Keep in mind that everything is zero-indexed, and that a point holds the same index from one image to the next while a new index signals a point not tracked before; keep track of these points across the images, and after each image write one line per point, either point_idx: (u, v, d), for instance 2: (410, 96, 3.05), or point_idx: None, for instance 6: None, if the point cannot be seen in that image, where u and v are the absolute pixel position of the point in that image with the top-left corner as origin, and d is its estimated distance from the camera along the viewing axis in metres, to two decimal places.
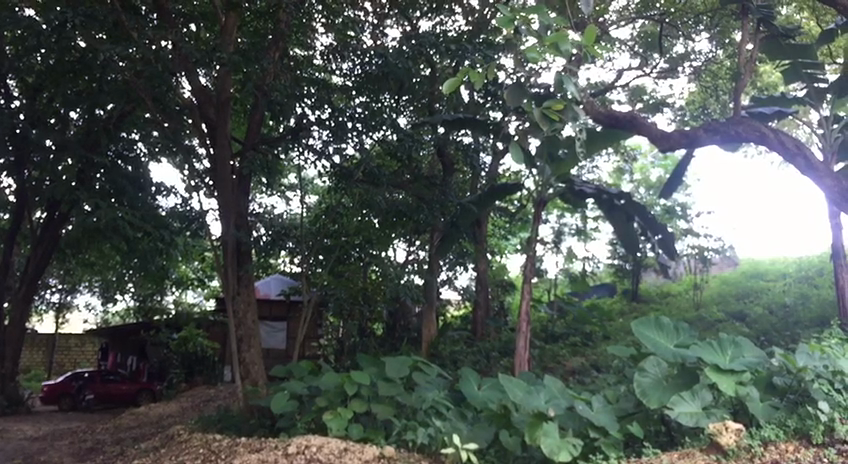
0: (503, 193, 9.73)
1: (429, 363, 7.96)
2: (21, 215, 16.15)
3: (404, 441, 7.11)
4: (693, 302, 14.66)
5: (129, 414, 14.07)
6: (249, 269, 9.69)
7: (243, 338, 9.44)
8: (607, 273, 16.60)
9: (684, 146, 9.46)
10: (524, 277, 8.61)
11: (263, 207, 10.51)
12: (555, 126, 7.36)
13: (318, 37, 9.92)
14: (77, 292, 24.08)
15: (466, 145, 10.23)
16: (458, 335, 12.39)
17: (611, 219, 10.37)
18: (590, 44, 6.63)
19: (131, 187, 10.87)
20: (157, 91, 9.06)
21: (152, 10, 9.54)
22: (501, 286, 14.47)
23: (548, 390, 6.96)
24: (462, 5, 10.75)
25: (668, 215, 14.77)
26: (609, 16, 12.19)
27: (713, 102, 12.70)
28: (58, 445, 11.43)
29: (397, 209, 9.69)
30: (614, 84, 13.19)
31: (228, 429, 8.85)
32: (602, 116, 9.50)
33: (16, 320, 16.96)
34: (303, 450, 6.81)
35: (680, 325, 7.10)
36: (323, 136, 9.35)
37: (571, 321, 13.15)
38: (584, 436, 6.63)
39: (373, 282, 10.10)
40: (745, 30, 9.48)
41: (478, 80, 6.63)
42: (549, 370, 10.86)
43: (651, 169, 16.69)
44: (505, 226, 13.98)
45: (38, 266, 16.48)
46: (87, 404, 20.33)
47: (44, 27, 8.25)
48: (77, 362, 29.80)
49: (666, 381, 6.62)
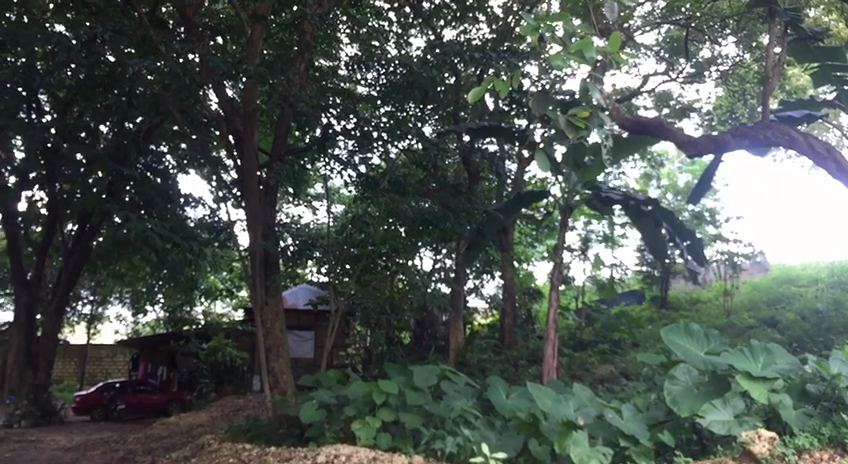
0: (528, 201, 9.78)
1: (457, 373, 7.99)
2: (53, 227, 16.35)
3: (433, 450, 7.07)
4: (725, 308, 14.44)
5: (159, 424, 14.16)
6: (277, 279, 9.69)
7: (272, 349, 9.48)
8: (636, 280, 16.50)
9: (713, 151, 9.56)
10: (552, 284, 8.59)
11: (289, 217, 10.20)
12: (581, 133, 7.44)
13: (343, 47, 10.25)
14: (108, 303, 24.36)
15: (491, 153, 10.37)
16: (486, 342, 12.40)
17: (639, 224, 10.27)
18: (614, 51, 6.60)
19: (161, 199, 10.72)
20: (185, 103, 9.19)
21: (179, 24, 9.99)
22: (528, 293, 14.38)
23: (577, 398, 6.92)
24: (486, 14, 10.97)
25: (697, 222, 14.48)
26: (634, 23, 12.26)
27: (741, 107, 12.66)
28: (90, 455, 11.56)
29: (423, 219, 9.55)
30: (640, 89, 13.12)
31: (257, 439, 8.82)
32: (629, 122, 9.70)
33: (48, 333, 17.31)
34: (332, 459, 6.84)
35: (711, 331, 7.05)
36: (349, 147, 9.23)
37: (600, 328, 13.05)
38: (614, 444, 6.63)
39: (400, 291, 10.23)
40: (773, 33, 9.45)
41: (502, 89, 6.72)
42: (578, 377, 10.78)
43: (679, 175, 16.84)
44: (533, 233, 13.94)
45: (70, 279, 16.73)
46: (118, 414, 20.51)
47: (73, 43, 8.48)
48: (109, 372, 30.25)
49: (697, 389, 6.54)
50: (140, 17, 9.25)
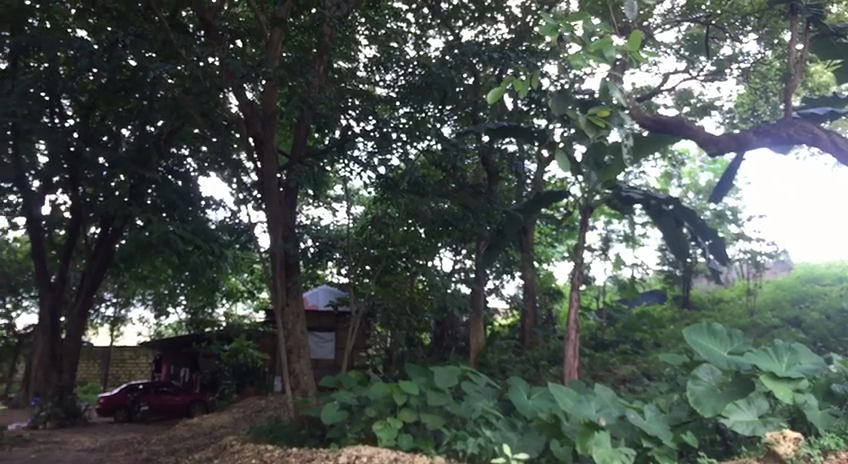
0: (550, 201, 9.62)
1: (477, 373, 7.98)
2: (77, 231, 16.49)
3: (454, 451, 7.06)
4: (747, 307, 14.33)
5: (182, 425, 14.26)
6: (298, 280, 9.73)
7: (293, 350, 9.52)
8: (657, 279, 16.41)
9: (734, 149, 9.51)
10: (573, 284, 8.55)
11: (310, 218, 10.28)
12: (602, 133, 7.41)
13: (362, 49, 10.33)
14: (131, 305, 24.58)
15: (510, 153, 10.27)
16: (506, 342, 12.38)
17: (659, 223, 10.18)
18: (634, 50, 6.57)
19: (182, 202, 10.81)
20: (205, 106, 9.24)
21: (199, 28, 10.08)
22: (548, 293, 14.34)
23: (599, 399, 6.89)
24: (504, 14, 10.92)
25: (719, 220, 14.38)
26: (654, 20, 12.14)
27: (762, 104, 12.69)
28: (114, 456, 11.67)
29: (443, 219, 9.58)
30: (661, 87, 13.03)
31: (278, 440, 8.85)
32: (649, 121, 9.75)
33: (72, 334, 17.45)
34: (354, 460, 6.85)
35: (734, 331, 6.98)
36: (368, 148, 9.26)
37: (622, 329, 12.98)
38: (636, 444, 6.59)
39: (421, 292, 9.86)
40: (794, 31, 9.36)
41: (521, 89, 6.70)
42: (599, 378, 10.73)
43: (700, 173, 16.77)
44: (553, 232, 13.90)
45: (94, 281, 16.87)
46: (142, 416, 20.68)
47: (95, 48, 8.58)
48: (132, 374, 30.51)
49: (720, 389, 6.48)
50: (161, 22, 9.32)
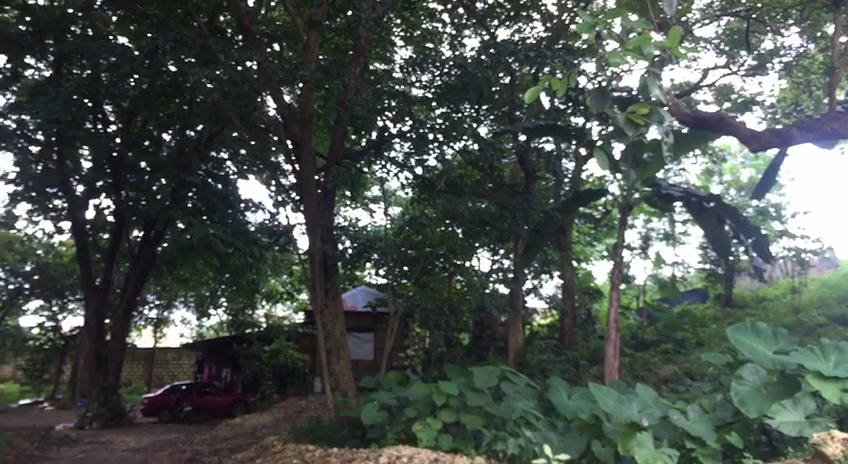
0: (589, 200, 9.49)
1: (517, 373, 7.94)
2: (120, 234, 16.75)
3: (495, 452, 7.04)
4: (792, 306, 14.08)
5: (225, 425, 14.43)
6: (337, 281, 9.81)
7: (332, 351, 9.61)
8: (699, 278, 16.22)
9: (777, 144, 9.35)
10: (612, 283, 8.47)
11: (347, 220, 10.29)
12: (641, 130, 7.33)
13: (397, 50, 10.37)
14: (173, 307, 24.98)
15: (548, 151, 10.24)
16: (546, 342, 12.32)
17: (700, 222, 10.02)
18: (673, 46, 6.48)
19: (222, 204, 11.23)
20: (244, 109, 9.29)
21: (238, 32, 10.17)
22: (587, 293, 14.24)
23: (640, 399, 6.81)
24: (540, 12, 10.86)
25: (761, 218, 14.19)
26: (693, 15, 11.81)
27: (805, 98, 12.49)
28: (159, 455, 11.86)
29: (480, 219, 9.71)
30: (700, 83, 12.86)
31: (319, 440, 8.91)
32: (688, 118, 9.61)
33: (117, 336, 17.74)
34: (394, 460, 6.87)
35: (779, 330, 6.86)
36: (405, 149, 9.27)
37: (663, 328, 12.82)
38: (680, 445, 6.53)
39: (459, 292, 9.85)
40: (838, 22, 9.19)
41: (558, 88, 6.67)
42: (641, 377, 10.63)
43: (742, 170, 16.55)
44: (591, 231, 13.81)
45: (137, 284, 17.14)
46: (185, 416, 20.98)
47: (136, 54, 8.70)
48: (175, 375, 31.00)
49: (765, 389, 6.39)
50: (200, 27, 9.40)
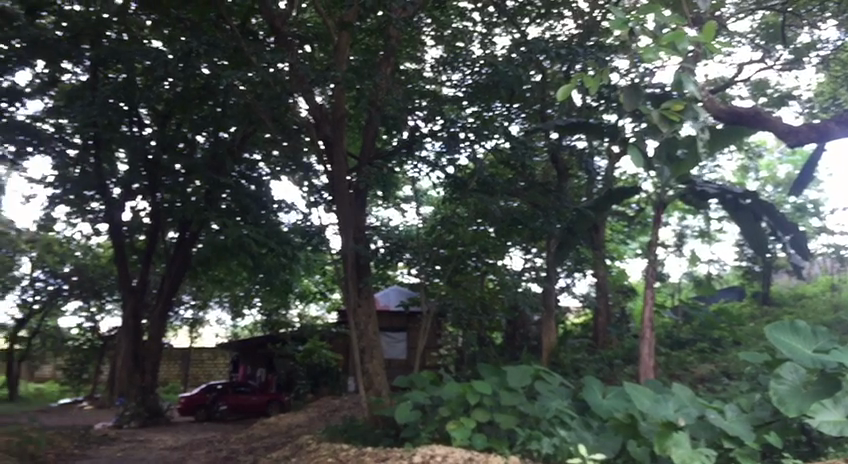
0: (622, 197, 9.50)
1: (551, 372, 7.88)
2: (157, 235, 16.96)
3: (529, 451, 7.01)
4: (831, 304, 13.84)
5: (260, 424, 14.55)
6: (369, 281, 9.87)
7: (365, 350, 9.68)
8: (735, 275, 16.01)
9: (814, 140, 9.20)
10: (646, 282, 8.38)
11: (379, 220, 10.32)
12: (675, 127, 7.25)
13: (428, 50, 10.48)
14: (208, 307, 25.26)
15: (580, 149, 10.41)
16: (579, 342, 12.24)
17: (737, 219, 9.89)
18: (708, 40, 6.38)
19: (255, 205, 11.43)
20: (276, 111, 9.35)
21: (269, 35, 10.29)
22: (621, 291, 14.11)
23: (677, 399, 6.74)
24: (571, 9, 10.71)
25: (799, 214, 13.95)
26: (727, 9, 11.74)
27: (844, 91, 12.15)
28: (195, 454, 11.99)
29: (512, 218, 9.70)
30: (735, 78, 12.68)
31: (353, 439, 8.94)
32: (724, 113, 9.44)
33: (154, 336, 17.98)
34: (428, 459, 6.88)
35: (819, 329, 6.72)
36: (436, 148, 9.30)
37: (698, 326, 12.66)
38: (717, 445, 6.45)
39: (491, 291, 9.72)
40: None
41: (591, 86, 6.63)
42: (676, 377, 10.52)
43: (779, 166, 16.33)
44: (625, 229, 13.69)
45: (173, 284, 17.33)
46: (220, 415, 21.21)
47: (170, 57, 8.87)
48: (211, 375, 31.35)
49: (805, 388, 6.30)
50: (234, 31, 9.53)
